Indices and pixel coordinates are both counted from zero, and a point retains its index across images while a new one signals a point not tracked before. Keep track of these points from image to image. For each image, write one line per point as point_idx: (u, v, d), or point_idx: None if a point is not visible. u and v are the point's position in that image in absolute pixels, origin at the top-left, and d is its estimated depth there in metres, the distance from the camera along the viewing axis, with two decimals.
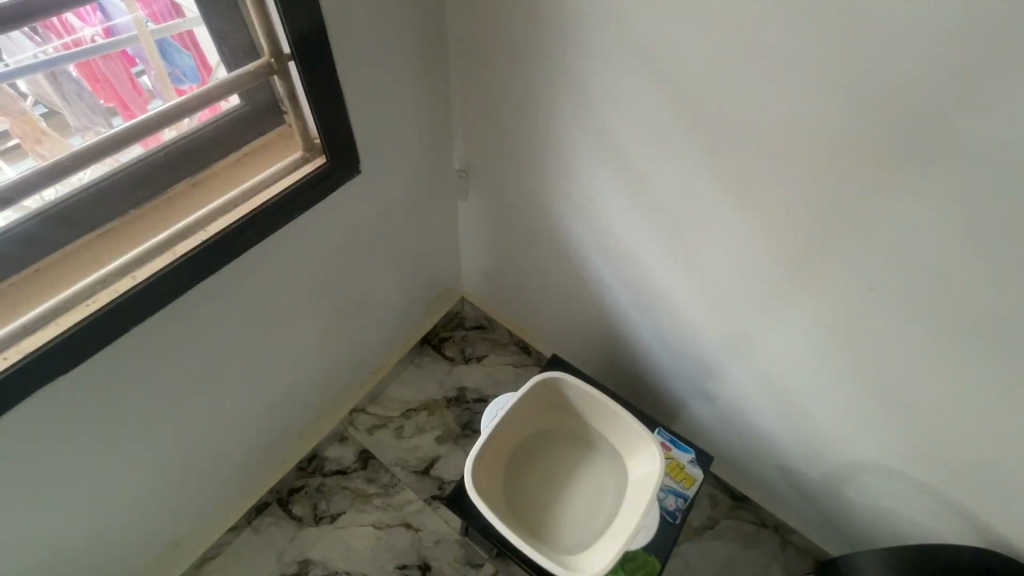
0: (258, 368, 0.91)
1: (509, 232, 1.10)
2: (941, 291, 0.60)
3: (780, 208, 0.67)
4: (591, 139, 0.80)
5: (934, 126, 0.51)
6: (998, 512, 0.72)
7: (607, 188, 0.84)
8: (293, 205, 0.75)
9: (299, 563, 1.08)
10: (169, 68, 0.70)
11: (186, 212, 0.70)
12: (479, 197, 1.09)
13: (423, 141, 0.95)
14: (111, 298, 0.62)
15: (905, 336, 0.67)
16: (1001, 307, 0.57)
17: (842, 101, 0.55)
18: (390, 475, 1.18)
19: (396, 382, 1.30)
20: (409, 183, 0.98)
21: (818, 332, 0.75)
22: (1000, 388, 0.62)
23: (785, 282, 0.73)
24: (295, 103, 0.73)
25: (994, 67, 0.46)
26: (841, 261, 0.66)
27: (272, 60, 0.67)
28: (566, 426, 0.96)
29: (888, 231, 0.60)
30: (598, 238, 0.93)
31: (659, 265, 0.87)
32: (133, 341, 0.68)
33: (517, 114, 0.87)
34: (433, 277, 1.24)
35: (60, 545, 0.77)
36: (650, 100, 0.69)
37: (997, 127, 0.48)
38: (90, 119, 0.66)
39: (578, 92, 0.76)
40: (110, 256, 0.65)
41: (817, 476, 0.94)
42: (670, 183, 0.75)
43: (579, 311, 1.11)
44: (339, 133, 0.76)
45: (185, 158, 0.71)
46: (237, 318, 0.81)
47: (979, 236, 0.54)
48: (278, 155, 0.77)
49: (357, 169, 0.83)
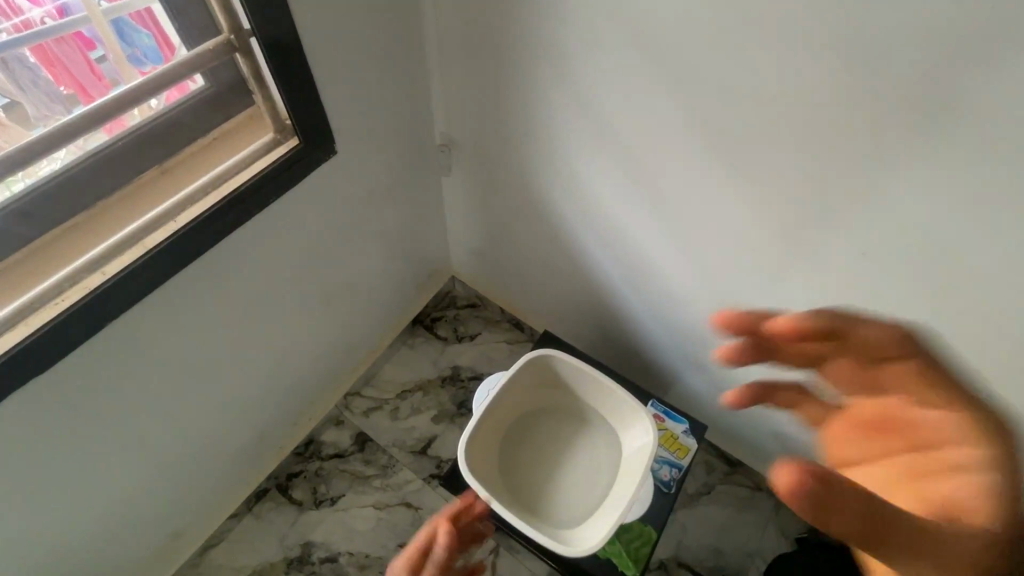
0: (244, 358, 0.90)
1: (497, 210, 1.07)
2: (935, 258, 0.59)
3: (770, 179, 0.65)
4: (572, 109, 0.77)
5: (930, 90, 0.49)
6: None
7: (591, 160, 0.81)
8: (267, 189, 0.72)
9: (302, 546, 1.09)
10: (128, 49, 0.66)
11: (155, 201, 0.68)
12: (465, 174, 1.05)
13: (401, 119, 0.91)
14: (81, 296, 0.60)
15: (899, 304, 0.65)
16: (996, 273, 0.56)
17: (837, 65, 0.52)
18: (388, 456, 1.18)
19: (389, 364, 1.29)
20: (390, 162, 0.94)
21: (810, 301, 0.74)
22: (1000, 352, 0.61)
23: (776, 252, 0.72)
24: (260, 82, 0.69)
25: (994, 32, 0.43)
26: (834, 230, 0.64)
27: (232, 37, 0.63)
28: (559, 402, 0.97)
29: (880, 198, 0.58)
30: (585, 211, 0.91)
31: (647, 237, 0.85)
32: (109, 339, 0.66)
33: (497, 86, 0.83)
34: (422, 258, 1.22)
35: (55, 544, 0.77)
36: (634, 67, 0.66)
37: (994, 90, 0.46)
38: (51, 109, 0.63)
39: (559, 62, 0.72)
40: (80, 252, 0.63)
41: (809, 442, 0.95)
42: (656, 153, 0.73)
43: (571, 287, 1.10)
44: (310, 113, 0.72)
45: (151, 144, 0.68)
46: (219, 310, 0.79)
47: (974, 201, 0.52)
48: (249, 137, 0.74)
49: (333, 150, 0.80)
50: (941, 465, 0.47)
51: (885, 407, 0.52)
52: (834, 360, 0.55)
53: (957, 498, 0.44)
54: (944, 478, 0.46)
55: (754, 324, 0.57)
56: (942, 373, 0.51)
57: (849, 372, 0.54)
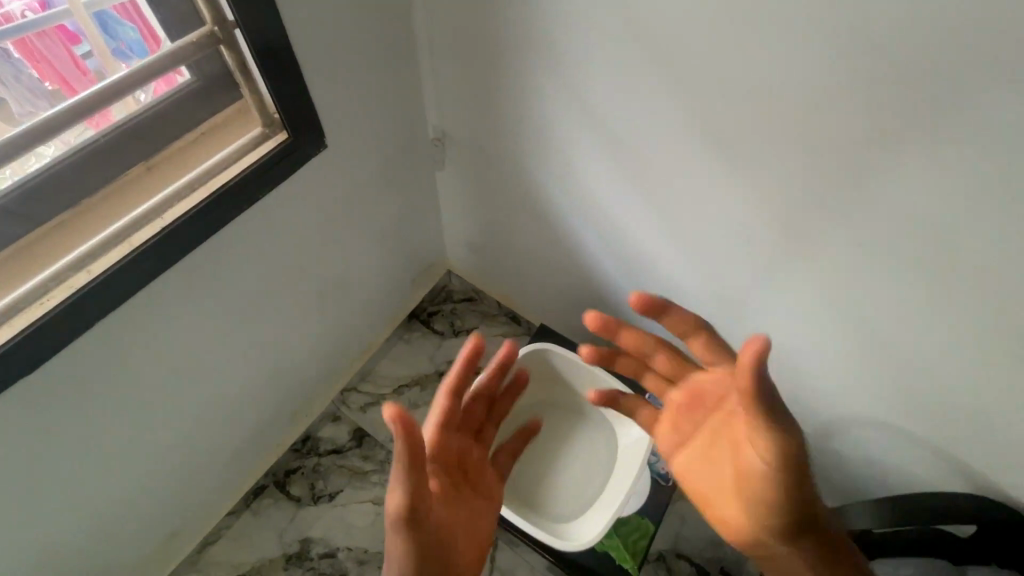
0: (237, 356, 0.89)
1: (491, 203, 1.06)
2: (934, 247, 0.58)
3: (765, 169, 0.64)
4: (566, 99, 0.75)
5: (927, 76, 0.48)
6: (991, 461, 0.72)
7: (586, 151, 0.80)
8: (255, 184, 0.71)
9: (300, 542, 1.09)
10: (113, 43, 0.65)
11: (142, 198, 0.67)
12: (458, 166, 1.04)
13: (392, 112, 0.90)
14: (66, 295, 0.59)
15: (899, 293, 0.64)
16: (1000, 262, 0.54)
17: (829, 51, 0.51)
18: (385, 451, 1.18)
19: (386, 359, 1.28)
20: (381, 156, 0.93)
21: (809, 293, 0.73)
22: (1003, 342, 0.60)
23: (773, 243, 0.71)
24: (247, 75, 0.68)
25: (990, 16, 0.42)
26: (831, 220, 0.63)
27: (216, 28, 0.62)
28: (555, 395, 0.97)
29: (877, 187, 0.57)
30: (582, 203, 0.90)
31: (644, 229, 0.84)
32: (96, 338, 0.66)
33: (488, 77, 0.82)
34: (417, 252, 1.21)
35: (50, 543, 0.77)
36: (627, 56, 0.64)
37: (991, 75, 0.45)
38: (35, 105, 0.61)
39: (550, 52, 0.71)
40: (66, 251, 0.62)
41: (806, 432, 0.94)
42: (651, 144, 0.72)
43: (567, 280, 1.09)
44: (298, 107, 0.71)
45: (138, 140, 0.67)
46: (209, 307, 0.78)
47: (972, 189, 0.51)
48: (237, 132, 0.72)
49: (322, 144, 0.79)
50: (744, 460, 0.49)
51: (690, 386, 0.60)
52: (654, 359, 0.64)
53: (747, 471, 0.49)
54: (745, 471, 0.49)
55: (604, 357, 0.67)
56: (719, 356, 0.57)
57: (673, 364, 0.63)
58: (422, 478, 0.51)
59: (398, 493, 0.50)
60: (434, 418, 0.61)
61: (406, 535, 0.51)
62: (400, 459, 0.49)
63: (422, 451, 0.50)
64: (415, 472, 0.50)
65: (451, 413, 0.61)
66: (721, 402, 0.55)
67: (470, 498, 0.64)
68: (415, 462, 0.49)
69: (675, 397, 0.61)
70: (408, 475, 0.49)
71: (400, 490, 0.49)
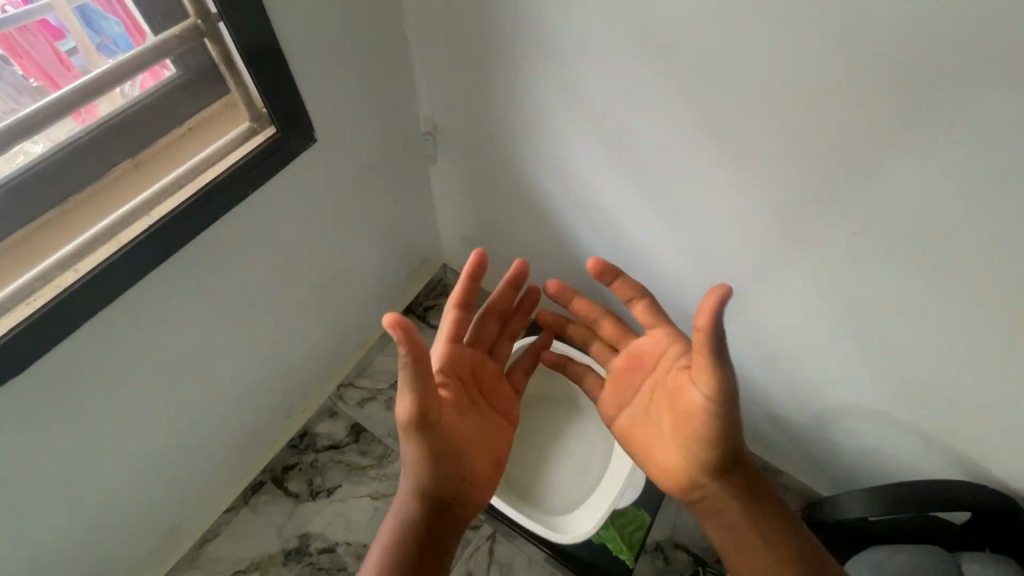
0: (231, 353, 0.89)
1: (485, 196, 1.05)
2: (927, 234, 0.57)
3: (757, 158, 0.63)
4: (558, 90, 0.75)
5: (918, 61, 0.47)
6: (986, 447, 0.72)
7: (578, 142, 0.80)
8: (244, 180, 0.70)
9: (300, 537, 1.09)
10: (98, 38, 0.63)
11: (129, 195, 0.66)
12: (450, 159, 1.03)
13: (383, 105, 0.89)
14: (54, 294, 0.59)
15: (893, 281, 0.64)
16: (997, 248, 0.54)
17: (818, 37, 0.50)
18: (383, 446, 1.18)
19: (382, 354, 1.28)
20: (373, 149, 0.92)
21: (804, 283, 0.73)
22: (997, 328, 0.60)
23: (766, 234, 0.70)
24: (233, 69, 0.67)
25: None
26: (824, 209, 0.63)
27: (199, 21, 0.62)
28: (549, 388, 0.97)
29: (869, 175, 0.57)
30: (575, 196, 0.89)
31: (638, 221, 0.84)
32: (87, 336, 0.65)
33: (479, 68, 0.81)
34: (411, 247, 1.20)
35: (47, 542, 0.77)
36: (617, 44, 0.64)
37: (982, 60, 0.45)
38: (17, 101, 0.59)
39: (538, 42, 0.71)
40: (52, 249, 0.62)
41: (801, 421, 0.94)
42: (643, 134, 0.71)
43: (562, 272, 1.08)
44: (286, 100, 0.70)
45: (124, 136, 0.66)
46: (202, 304, 0.78)
47: (965, 176, 0.51)
48: (224, 127, 0.71)
49: (312, 138, 0.78)
50: (681, 403, 0.55)
51: (632, 350, 0.65)
52: (600, 325, 0.71)
53: (684, 413, 0.54)
54: (683, 412, 0.55)
55: (556, 322, 0.78)
56: (658, 319, 0.61)
57: (616, 330, 0.70)
58: (428, 381, 0.53)
59: (406, 394, 0.53)
60: (443, 334, 0.63)
61: (417, 431, 0.56)
62: (404, 362, 0.50)
63: (424, 355, 0.50)
64: (421, 377, 0.52)
65: (459, 327, 0.63)
66: (658, 360, 0.61)
67: (484, 411, 0.66)
68: (419, 367, 0.51)
69: (618, 361, 0.67)
70: (411, 379, 0.51)
71: (406, 392, 0.52)
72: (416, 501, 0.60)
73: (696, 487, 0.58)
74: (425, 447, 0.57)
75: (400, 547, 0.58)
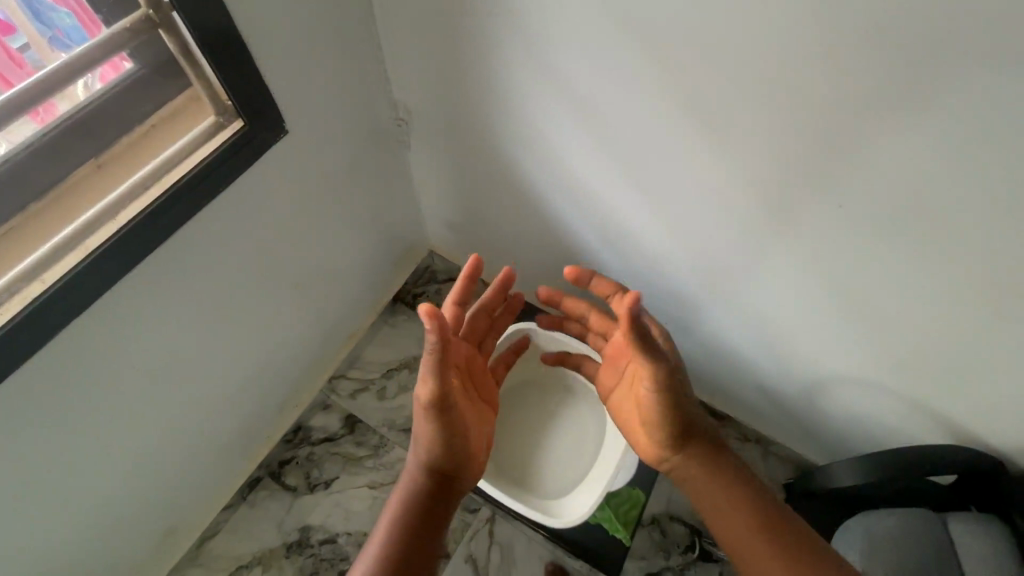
0: (217, 354, 0.87)
1: (466, 180, 1.02)
2: (914, 205, 0.57)
3: (741, 134, 0.62)
4: (537, 72, 0.72)
5: (903, 28, 0.46)
6: (974, 411, 0.73)
7: (560, 125, 0.77)
8: (213, 177, 0.68)
9: (300, 530, 1.10)
10: (49, 31, 0.60)
11: (93, 198, 0.63)
12: (428, 143, 1.00)
13: (355, 90, 0.86)
14: (21, 307, 0.57)
15: (878, 253, 0.63)
16: (985, 219, 0.53)
17: (800, 6, 0.48)
18: (379, 437, 1.18)
19: (373, 344, 1.27)
20: (348, 137, 0.89)
21: (793, 258, 0.72)
22: (986, 296, 0.60)
23: (755, 210, 0.69)
24: (192, 61, 0.63)
25: None
26: (810, 183, 0.62)
27: (151, 11, 0.58)
28: (542, 374, 0.98)
29: (855, 146, 0.55)
30: (560, 179, 0.87)
31: (625, 203, 0.82)
32: (61, 347, 0.63)
33: (452, 48, 0.78)
34: (396, 235, 1.18)
35: (41, 553, 0.76)
36: (594, 22, 0.61)
37: (965, 24, 0.43)
38: None
39: (513, 21, 0.68)
40: (15, 260, 0.59)
41: (793, 393, 0.94)
42: (624, 114, 0.69)
43: (549, 254, 1.07)
44: (251, 92, 0.67)
45: (85, 136, 0.63)
46: (180, 307, 0.76)
47: (952, 144, 0.50)
48: (190, 122, 0.69)
49: (282, 130, 0.75)
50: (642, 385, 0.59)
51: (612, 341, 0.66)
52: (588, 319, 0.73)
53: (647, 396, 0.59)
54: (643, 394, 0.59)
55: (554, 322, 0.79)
56: None
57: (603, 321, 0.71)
58: (447, 365, 0.55)
59: (428, 376, 0.55)
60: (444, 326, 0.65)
61: (434, 412, 0.57)
62: (432, 347, 0.52)
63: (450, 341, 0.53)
64: (445, 361, 0.54)
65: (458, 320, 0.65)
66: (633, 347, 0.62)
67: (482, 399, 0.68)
68: (443, 354, 0.53)
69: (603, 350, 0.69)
70: (436, 362, 0.53)
71: (429, 374, 0.54)
72: (422, 480, 0.60)
73: (664, 460, 0.62)
74: (438, 428, 0.58)
75: (411, 519, 0.58)
